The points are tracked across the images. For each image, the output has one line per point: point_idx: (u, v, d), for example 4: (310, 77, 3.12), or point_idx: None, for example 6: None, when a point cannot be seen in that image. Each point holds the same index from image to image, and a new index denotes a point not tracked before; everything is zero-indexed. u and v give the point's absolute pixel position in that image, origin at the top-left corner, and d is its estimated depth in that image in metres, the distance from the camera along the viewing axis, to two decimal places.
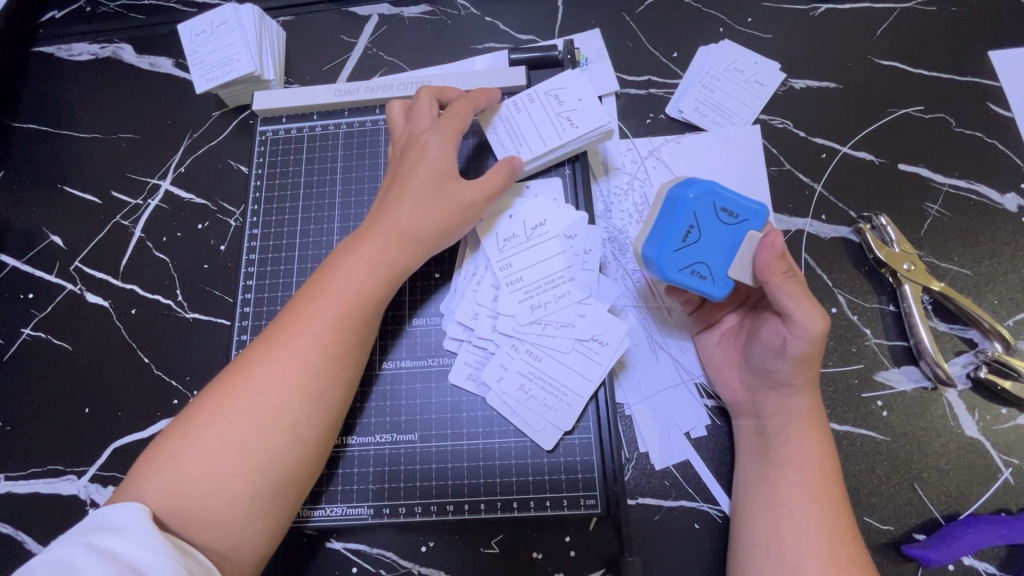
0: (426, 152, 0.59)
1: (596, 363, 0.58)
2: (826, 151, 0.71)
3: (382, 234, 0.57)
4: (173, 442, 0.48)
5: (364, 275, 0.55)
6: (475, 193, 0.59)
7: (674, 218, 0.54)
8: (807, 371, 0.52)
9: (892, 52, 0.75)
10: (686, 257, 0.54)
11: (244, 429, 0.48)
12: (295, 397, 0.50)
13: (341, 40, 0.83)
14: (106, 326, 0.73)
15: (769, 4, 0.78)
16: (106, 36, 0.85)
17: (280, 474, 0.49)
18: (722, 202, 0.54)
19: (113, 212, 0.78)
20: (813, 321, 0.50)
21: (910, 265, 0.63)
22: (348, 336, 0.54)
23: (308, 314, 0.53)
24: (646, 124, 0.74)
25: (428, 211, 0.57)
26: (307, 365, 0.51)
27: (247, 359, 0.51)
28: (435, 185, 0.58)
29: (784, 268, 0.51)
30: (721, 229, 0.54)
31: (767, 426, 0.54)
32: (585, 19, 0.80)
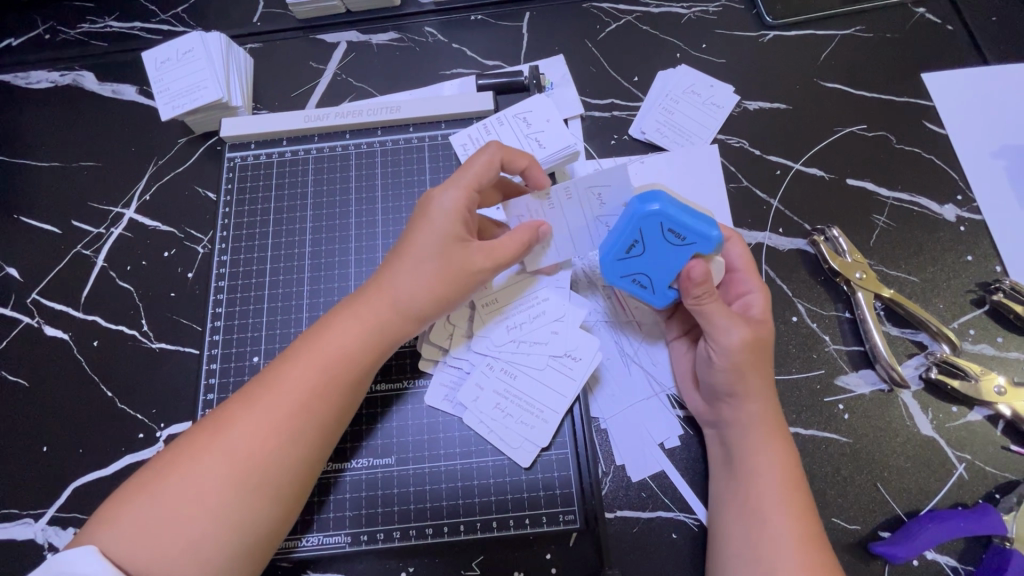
0: (434, 213, 0.56)
1: (570, 379, 0.59)
2: (781, 168, 0.75)
3: (380, 300, 0.55)
4: (144, 498, 0.47)
5: (355, 339, 0.54)
6: (483, 261, 0.55)
7: (621, 231, 0.55)
8: (745, 382, 0.55)
9: (834, 75, 0.80)
10: (629, 267, 0.57)
11: (217, 491, 0.47)
12: (276, 463, 0.49)
13: (310, 66, 0.84)
14: (66, 360, 0.71)
15: (721, 32, 0.83)
16: (66, 63, 0.84)
17: (251, 537, 0.48)
18: (671, 223, 0.54)
19: (73, 242, 0.76)
20: (728, 337, 0.54)
21: (862, 273, 0.67)
22: (337, 400, 0.53)
23: (294, 376, 0.52)
24: (611, 144, 0.77)
25: (424, 275, 0.55)
26: (292, 430, 0.50)
27: (226, 417, 0.50)
28: (441, 252, 0.55)
29: (701, 293, 0.54)
30: (665, 247, 0.55)
31: (728, 434, 0.56)
32: (549, 47, 0.83)
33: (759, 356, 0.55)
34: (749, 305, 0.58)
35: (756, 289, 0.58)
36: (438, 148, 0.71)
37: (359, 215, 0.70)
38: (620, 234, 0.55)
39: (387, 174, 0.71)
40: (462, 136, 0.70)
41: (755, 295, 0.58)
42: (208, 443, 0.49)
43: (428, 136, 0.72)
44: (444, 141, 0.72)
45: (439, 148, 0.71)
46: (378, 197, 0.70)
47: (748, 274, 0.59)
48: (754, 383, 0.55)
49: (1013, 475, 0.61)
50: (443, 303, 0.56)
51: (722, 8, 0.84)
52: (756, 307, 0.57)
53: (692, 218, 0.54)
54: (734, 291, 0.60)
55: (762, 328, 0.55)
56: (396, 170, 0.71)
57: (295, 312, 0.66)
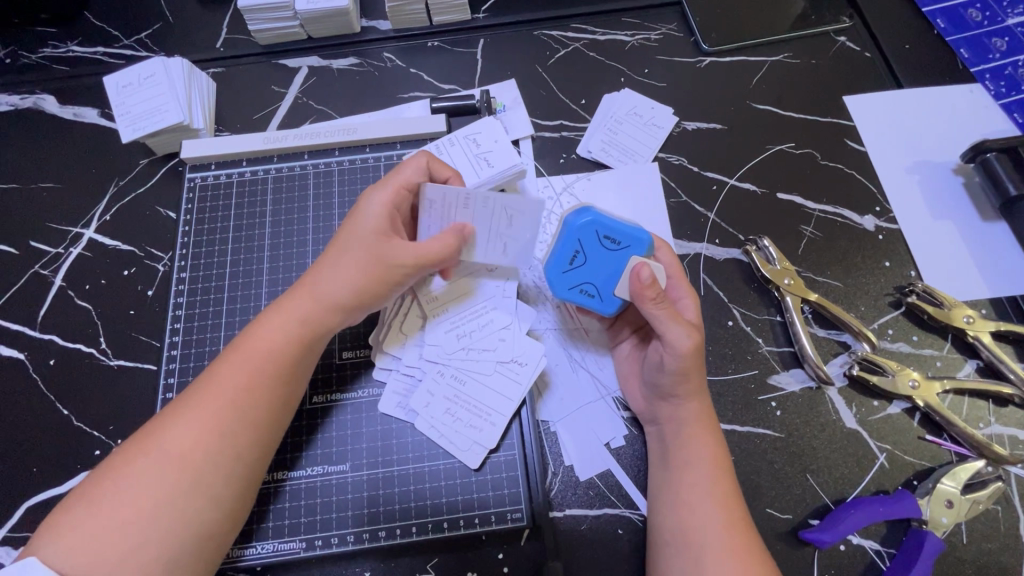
0: (363, 217, 0.60)
1: (517, 383, 0.62)
2: (717, 184, 0.81)
3: (306, 296, 0.58)
4: (83, 505, 0.49)
5: (284, 334, 0.57)
6: (406, 258, 0.58)
7: (564, 244, 0.61)
8: (688, 382, 0.58)
9: (764, 97, 0.87)
10: (574, 278, 0.62)
11: (154, 490, 0.49)
12: (212, 460, 0.51)
13: (272, 90, 0.88)
14: (20, 379, 0.71)
15: (661, 58, 0.90)
16: (27, 88, 0.88)
17: (194, 534, 0.50)
18: (606, 231, 0.60)
19: (31, 261, 0.77)
20: (681, 340, 0.57)
21: (790, 280, 0.72)
22: (270, 396, 0.55)
23: (226, 375, 0.54)
24: (560, 162, 0.82)
25: (350, 271, 0.58)
26: (224, 425, 0.52)
27: (162, 420, 0.53)
28: (365, 248, 0.58)
29: (653, 295, 0.57)
30: (604, 254, 0.61)
31: (666, 431, 0.60)
32: (501, 73, 0.89)
33: (703, 357, 0.59)
34: (684, 309, 0.62)
35: (686, 295, 0.63)
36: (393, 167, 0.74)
37: (317, 231, 0.72)
38: (562, 247, 0.61)
39: (344, 193, 0.73)
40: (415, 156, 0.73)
41: (688, 301, 0.63)
42: (145, 446, 0.51)
43: (384, 156, 0.75)
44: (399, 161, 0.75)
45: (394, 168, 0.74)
46: (335, 214, 0.72)
47: (678, 280, 0.63)
48: (696, 382, 0.59)
49: (929, 463, 0.66)
50: (371, 296, 0.58)
51: (662, 36, 0.91)
52: (690, 311, 0.62)
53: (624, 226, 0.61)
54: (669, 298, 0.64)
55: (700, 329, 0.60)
56: (353, 188, 0.73)
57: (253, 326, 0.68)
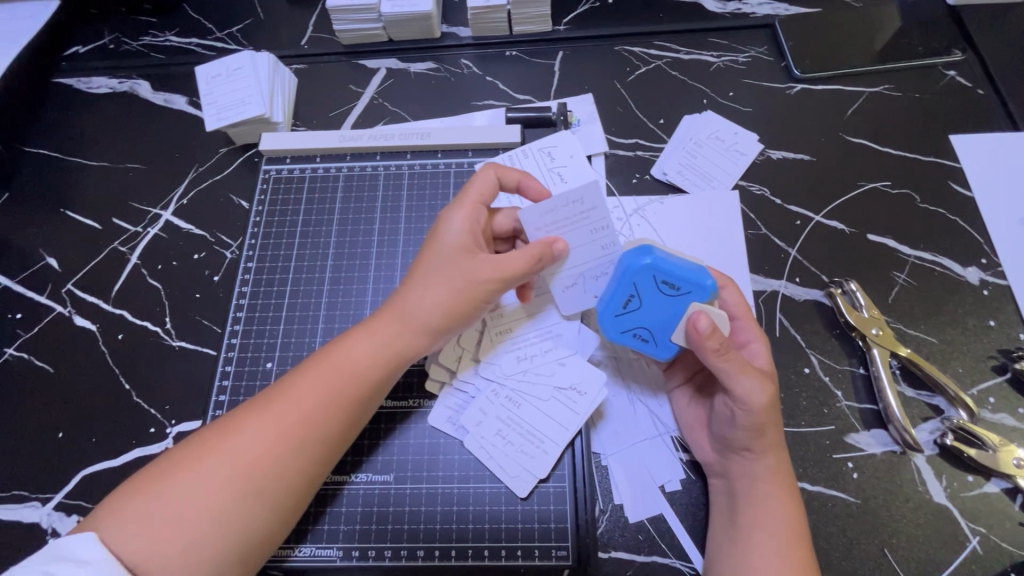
0: (458, 238, 0.57)
1: (573, 412, 0.59)
2: (800, 219, 0.75)
3: (395, 318, 0.57)
4: (150, 492, 0.49)
5: (369, 355, 0.56)
6: (489, 275, 0.56)
7: (617, 287, 0.56)
8: (762, 437, 0.53)
9: (859, 129, 0.81)
10: (628, 322, 0.57)
11: (219, 492, 0.49)
12: (279, 472, 0.51)
13: (350, 90, 0.90)
14: (90, 350, 0.73)
15: (748, 81, 0.86)
16: (126, 73, 0.94)
17: (247, 541, 0.49)
18: (664, 274, 0.55)
19: (112, 238, 0.80)
20: (754, 395, 0.52)
21: (879, 330, 0.66)
22: (343, 415, 0.54)
23: (306, 387, 0.54)
24: (632, 183, 0.79)
25: (435, 293, 0.56)
26: (298, 439, 0.52)
27: (237, 421, 0.52)
28: (458, 273, 0.56)
29: (715, 346, 0.52)
30: (663, 300, 0.55)
31: (738, 486, 0.55)
32: (577, 87, 0.87)
33: (777, 410, 0.54)
34: (753, 354, 0.58)
35: (756, 339, 0.58)
36: (463, 175, 0.73)
37: (382, 232, 0.71)
38: (616, 289, 0.56)
39: (412, 197, 0.72)
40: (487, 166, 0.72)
41: (757, 345, 0.58)
42: (219, 444, 0.51)
43: (455, 162, 0.74)
44: (470, 169, 0.73)
45: (464, 176, 0.73)
46: (402, 216, 0.71)
47: (748, 322, 0.58)
48: (771, 437, 0.54)
49: None
50: (453, 320, 0.56)
51: (751, 59, 0.87)
52: (760, 357, 0.57)
53: (685, 270, 0.55)
54: (737, 341, 0.59)
55: (774, 379, 0.54)
56: (422, 193, 0.72)
57: (312, 323, 0.66)
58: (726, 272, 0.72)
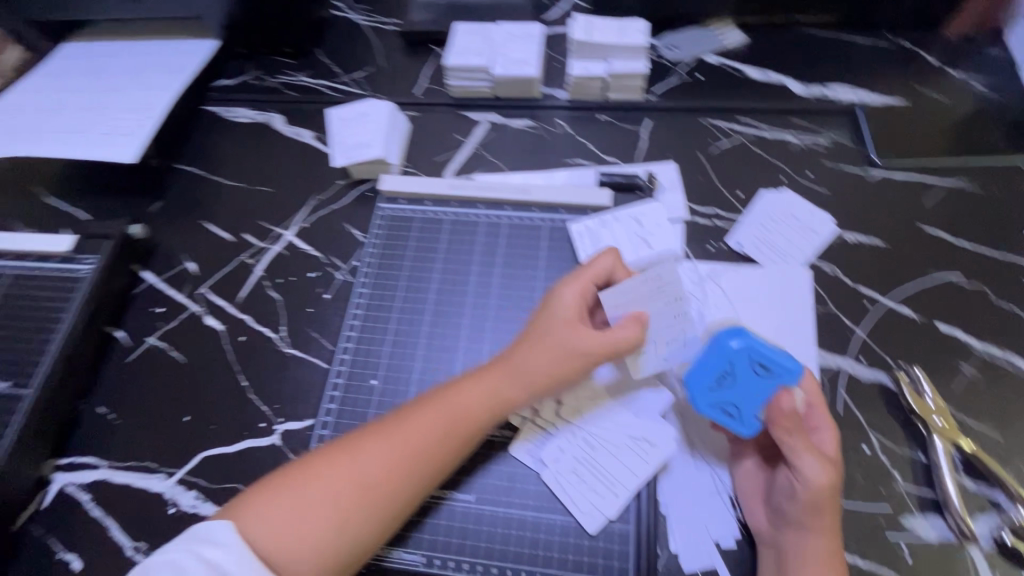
0: (566, 307, 0.65)
1: (644, 461, 0.65)
2: (870, 301, 0.79)
3: (505, 371, 0.64)
4: (285, 492, 0.57)
5: (478, 401, 0.63)
6: (591, 344, 0.64)
7: (713, 362, 0.64)
8: (820, 515, 0.58)
9: (935, 221, 0.85)
10: (719, 396, 0.63)
11: (343, 503, 0.57)
12: (393, 492, 0.59)
13: (454, 138, 1.00)
14: (216, 347, 0.85)
15: (827, 164, 0.91)
16: (263, 106, 1.08)
17: (359, 547, 0.57)
18: (758, 358, 0.63)
19: (242, 251, 0.92)
20: (815, 474, 0.57)
21: (942, 420, 0.70)
22: (449, 455, 0.62)
23: (423, 422, 0.62)
24: (709, 250, 0.85)
25: (541, 357, 0.64)
26: (411, 466, 0.60)
27: (360, 442, 0.60)
28: (564, 340, 0.64)
29: (790, 424, 0.59)
30: (753, 379, 0.62)
31: (787, 559, 0.58)
32: (662, 154, 0.94)
33: (835, 495, 0.58)
34: (823, 440, 0.60)
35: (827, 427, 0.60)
36: (556, 230, 0.81)
37: (479, 274, 0.79)
38: (709, 365, 0.64)
39: (508, 245, 0.81)
40: (580, 225, 0.79)
41: (826, 432, 0.60)
42: (344, 459, 0.59)
43: (549, 217, 0.82)
44: (562, 225, 0.81)
45: (557, 231, 0.81)
46: (497, 261, 0.80)
47: (819, 409, 0.61)
48: (829, 518, 0.58)
49: None
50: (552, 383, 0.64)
51: (831, 142, 0.93)
52: (829, 444, 0.59)
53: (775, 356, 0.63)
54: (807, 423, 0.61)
55: (837, 464, 0.58)
56: (517, 242, 0.81)
57: (413, 349, 0.75)
58: (794, 345, 0.76)
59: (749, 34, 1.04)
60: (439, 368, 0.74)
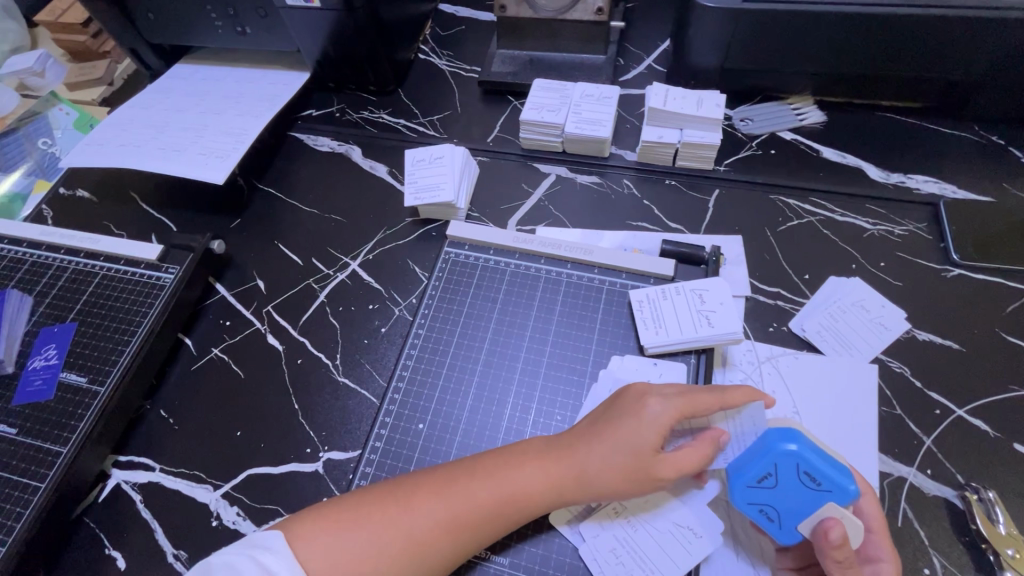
0: (651, 419, 0.61)
1: (687, 552, 0.63)
2: (941, 408, 0.75)
3: (570, 462, 0.62)
4: (334, 533, 0.58)
5: (538, 486, 0.62)
6: (668, 471, 0.60)
7: (757, 462, 0.57)
8: None
9: (1018, 329, 0.80)
10: (758, 496, 0.58)
11: (390, 557, 0.58)
12: (437, 555, 0.59)
13: (522, 187, 1.03)
14: (274, 366, 0.88)
15: (902, 255, 0.88)
16: (344, 138, 1.14)
17: None
18: (809, 467, 0.56)
19: (309, 275, 0.97)
20: None
21: (1016, 552, 0.65)
22: (493, 529, 0.61)
23: (479, 494, 0.61)
24: (768, 331, 0.83)
25: (616, 463, 0.60)
26: (460, 533, 0.60)
27: (416, 498, 0.60)
28: (640, 453, 0.60)
29: (841, 558, 0.54)
30: (801, 489, 0.57)
31: None
32: (728, 226, 0.94)
33: None
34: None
35: (888, 559, 0.58)
36: (615, 294, 0.81)
37: (535, 328, 0.80)
38: (752, 465, 0.58)
39: (566, 302, 0.82)
40: (641, 293, 0.79)
41: (885, 565, 0.58)
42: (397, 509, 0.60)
43: (609, 280, 0.83)
44: (621, 289, 0.82)
45: (615, 295, 0.81)
46: (553, 318, 0.81)
47: (881, 538, 0.58)
48: None
49: None
50: (620, 493, 0.61)
51: (907, 233, 0.90)
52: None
53: (832, 468, 0.56)
54: (864, 552, 0.59)
55: None
56: (575, 301, 0.82)
57: (462, 396, 0.76)
58: (853, 444, 0.73)
59: (827, 113, 1.03)
60: (487, 419, 0.74)
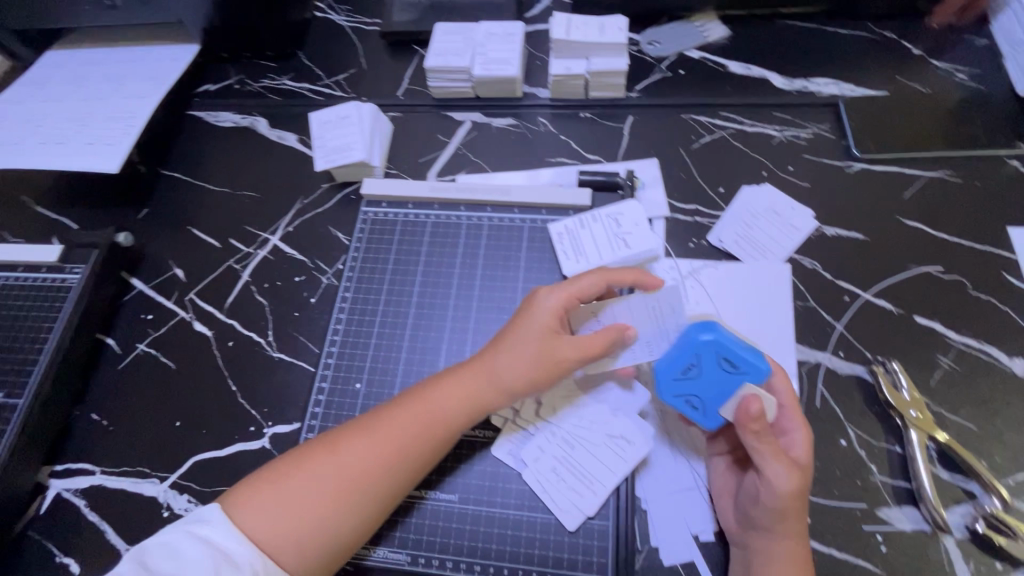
0: (540, 310, 0.66)
1: (622, 460, 0.67)
2: (849, 295, 0.80)
3: (480, 370, 0.65)
4: (268, 491, 0.59)
5: (454, 398, 0.64)
6: (571, 351, 0.64)
7: (679, 354, 0.64)
8: (783, 522, 0.58)
9: (915, 213, 0.85)
10: (683, 388, 0.64)
11: (324, 499, 0.59)
12: (371, 486, 0.60)
13: (437, 138, 1.00)
14: (205, 353, 0.86)
15: (808, 157, 0.91)
16: (247, 110, 1.08)
17: (341, 541, 0.59)
18: (726, 353, 0.63)
19: (228, 256, 0.93)
20: (780, 482, 0.57)
21: (918, 413, 0.71)
22: (425, 452, 0.63)
23: (401, 420, 0.63)
24: (689, 247, 0.85)
25: (522, 358, 0.64)
26: (390, 463, 0.61)
27: (342, 440, 0.62)
28: (540, 342, 0.64)
29: (757, 429, 0.58)
30: (719, 373, 0.63)
31: (751, 558, 0.60)
32: (644, 150, 0.95)
33: (802, 501, 0.59)
34: (792, 445, 0.61)
35: (797, 428, 0.61)
36: (536, 231, 0.82)
37: (461, 276, 0.80)
38: (677, 357, 0.64)
39: (490, 245, 0.82)
40: (559, 226, 0.80)
41: (798, 436, 0.61)
42: (326, 455, 0.61)
43: (529, 218, 0.83)
44: (542, 225, 0.82)
45: (537, 232, 0.82)
46: (479, 263, 0.81)
47: (792, 412, 0.62)
48: (793, 523, 0.58)
49: None
50: (534, 383, 0.64)
51: (812, 135, 0.93)
52: (799, 449, 0.60)
53: (745, 352, 0.63)
54: (779, 427, 0.62)
55: (805, 473, 0.59)
56: (498, 242, 0.82)
57: (396, 352, 0.77)
58: (773, 341, 0.77)
59: (730, 27, 1.04)
60: (422, 369, 0.75)
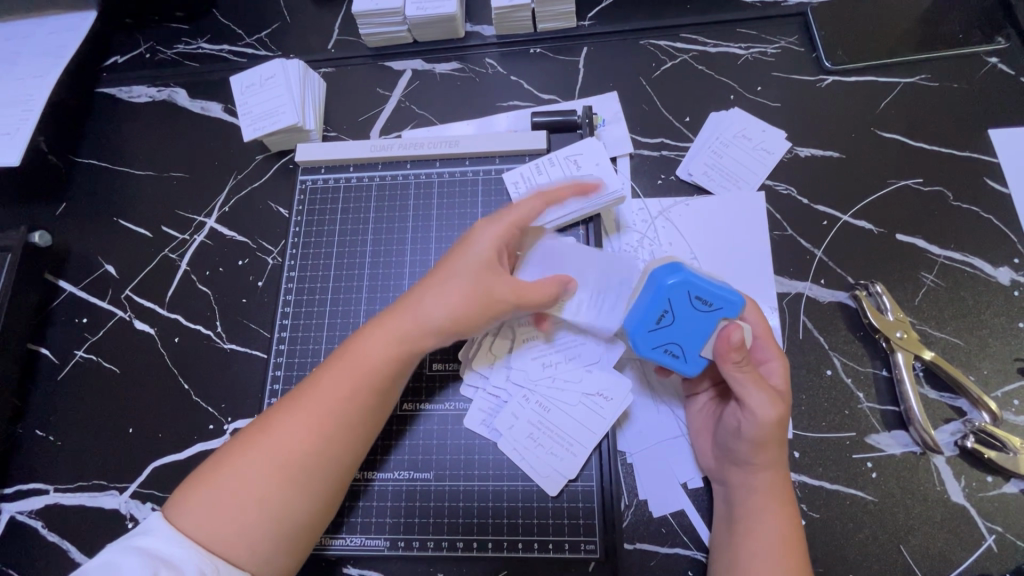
0: (469, 250, 0.62)
1: (601, 417, 0.64)
2: (828, 220, 0.75)
3: (406, 316, 0.61)
4: (207, 484, 0.54)
5: (383, 349, 0.60)
6: (506, 292, 0.60)
7: (651, 302, 0.59)
8: (764, 453, 0.56)
9: (893, 124, 0.80)
10: (660, 338, 0.60)
11: (262, 478, 0.54)
12: (309, 454, 0.56)
13: (377, 93, 0.91)
14: (151, 352, 0.80)
15: (778, 75, 0.84)
16: (163, 81, 0.97)
17: (289, 519, 0.55)
18: (699, 291, 0.58)
19: (163, 245, 0.85)
20: (763, 410, 0.55)
21: (903, 333, 0.67)
22: (360, 408, 0.59)
23: (330, 380, 0.59)
24: (657, 184, 0.79)
25: (451, 300, 0.60)
26: (325, 425, 0.57)
27: (273, 415, 0.58)
28: (470, 282, 0.60)
29: (739, 359, 0.56)
30: (692, 315, 0.58)
31: (735, 495, 0.58)
32: (603, 84, 0.87)
33: (784, 428, 0.57)
34: (771, 372, 0.59)
35: (775, 357, 0.60)
36: (491, 183, 0.75)
37: (414, 241, 0.74)
38: (648, 307, 0.59)
39: (442, 205, 0.75)
40: (514, 174, 0.74)
41: (775, 363, 0.60)
42: (260, 434, 0.57)
43: (482, 170, 0.76)
44: (497, 176, 0.75)
45: (492, 184, 0.75)
46: (433, 225, 0.75)
47: (767, 340, 0.60)
48: (776, 452, 0.56)
49: None
50: (467, 326, 0.60)
51: (781, 50, 0.85)
52: (778, 375, 0.59)
53: (715, 286, 0.58)
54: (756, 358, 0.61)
55: (785, 400, 0.57)
56: (451, 200, 0.75)
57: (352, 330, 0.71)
58: (750, 276, 0.73)
59: None
60: None
